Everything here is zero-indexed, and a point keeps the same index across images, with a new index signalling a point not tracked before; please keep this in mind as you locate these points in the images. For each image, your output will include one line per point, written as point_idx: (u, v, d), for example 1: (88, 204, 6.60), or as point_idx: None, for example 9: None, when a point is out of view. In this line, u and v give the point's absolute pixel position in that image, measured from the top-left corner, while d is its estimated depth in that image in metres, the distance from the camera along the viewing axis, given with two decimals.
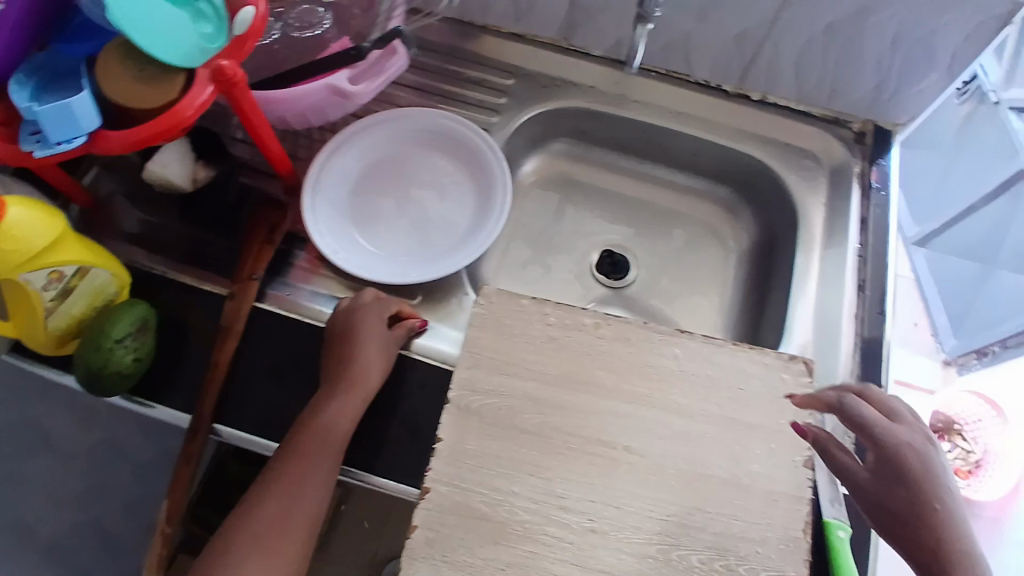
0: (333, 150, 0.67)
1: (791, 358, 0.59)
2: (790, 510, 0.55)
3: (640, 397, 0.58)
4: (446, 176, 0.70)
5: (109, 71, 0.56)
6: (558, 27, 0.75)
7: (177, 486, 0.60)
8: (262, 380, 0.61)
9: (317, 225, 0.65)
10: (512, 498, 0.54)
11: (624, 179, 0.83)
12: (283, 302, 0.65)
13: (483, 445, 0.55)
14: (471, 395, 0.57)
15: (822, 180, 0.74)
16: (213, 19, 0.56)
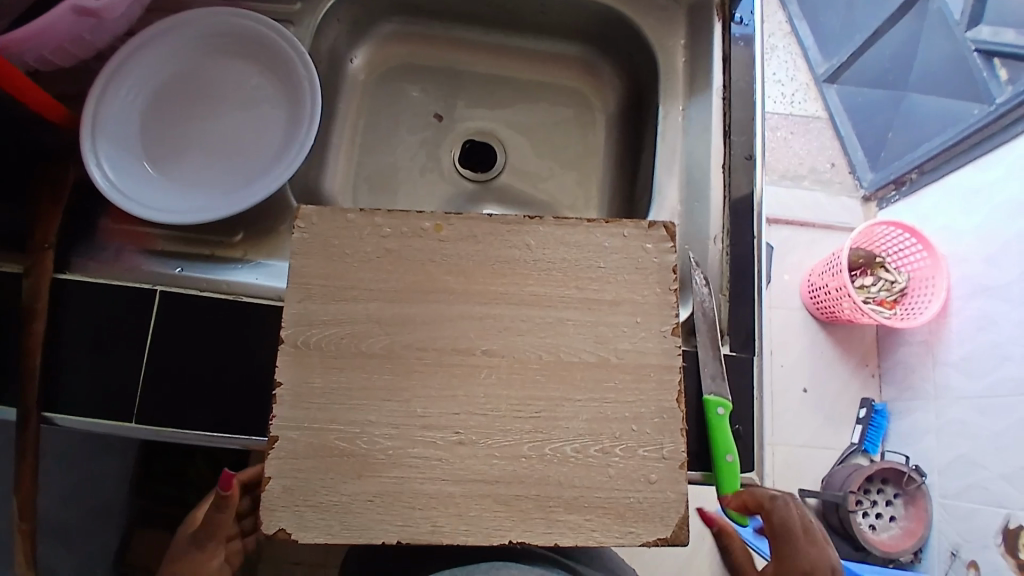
0: (109, 79, 0.58)
1: (651, 225, 0.53)
2: (661, 381, 0.51)
3: (493, 295, 0.51)
4: (252, 87, 0.62)
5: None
6: None
7: (24, 483, 0.55)
8: (80, 356, 0.54)
9: (104, 169, 0.56)
10: (368, 430, 0.48)
11: (472, 57, 0.75)
12: (88, 266, 0.57)
13: (331, 379, 0.49)
14: (309, 329, 0.50)
15: (680, 19, 0.67)
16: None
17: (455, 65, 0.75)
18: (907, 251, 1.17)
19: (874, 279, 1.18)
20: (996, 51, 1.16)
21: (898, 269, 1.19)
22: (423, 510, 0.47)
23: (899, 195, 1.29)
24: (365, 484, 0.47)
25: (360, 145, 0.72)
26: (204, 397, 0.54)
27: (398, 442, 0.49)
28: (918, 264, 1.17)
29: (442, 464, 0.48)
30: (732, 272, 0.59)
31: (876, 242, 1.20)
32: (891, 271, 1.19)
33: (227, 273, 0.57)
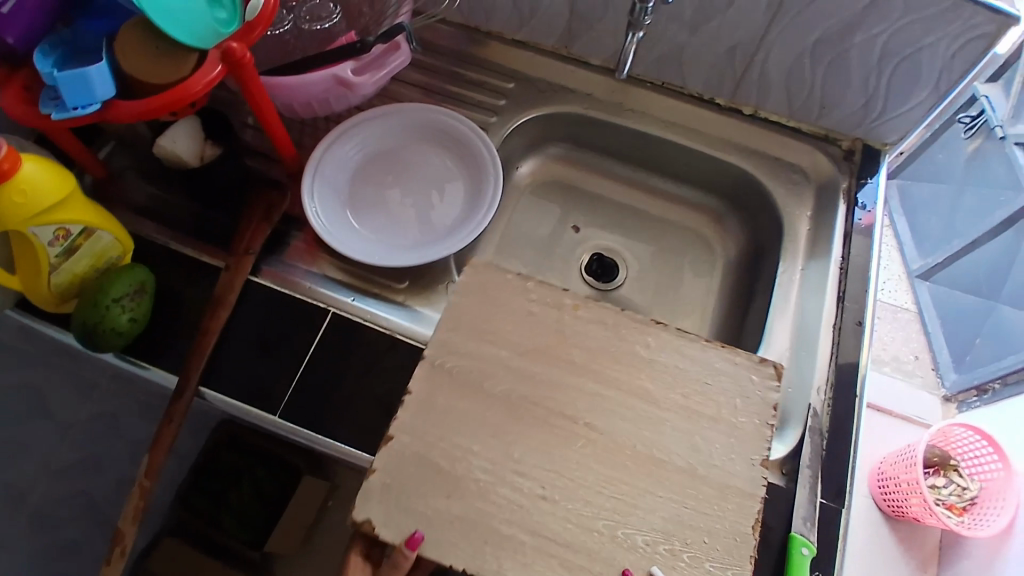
0: (339, 136, 0.72)
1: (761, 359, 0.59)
2: (739, 506, 0.54)
3: (623, 385, 0.57)
4: (443, 171, 0.75)
5: (124, 42, 0.58)
6: (559, 34, 0.78)
7: (159, 446, 0.59)
8: (247, 350, 0.63)
9: (313, 205, 0.68)
10: (470, 456, 0.54)
11: (616, 184, 0.86)
12: (276, 277, 0.67)
13: (447, 407, 0.55)
14: (447, 355, 0.57)
15: (809, 195, 0.76)
16: (228, 7, 0.61)
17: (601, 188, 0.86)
18: (981, 460, 1.13)
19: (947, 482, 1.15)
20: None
21: (972, 477, 1.15)
22: (491, 545, 0.51)
23: (981, 401, 1.30)
24: (451, 505, 0.52)
25: (507, 237, 0.83)
26: (336, 410, 0.60)
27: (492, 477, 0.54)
28: (991, 474, 1.12)
29: (520, 532, 0.52)
30: (830, 425, 0.63)
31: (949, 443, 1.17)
32: (964, 476, 1.15)
33: (384, 311, 0.66)
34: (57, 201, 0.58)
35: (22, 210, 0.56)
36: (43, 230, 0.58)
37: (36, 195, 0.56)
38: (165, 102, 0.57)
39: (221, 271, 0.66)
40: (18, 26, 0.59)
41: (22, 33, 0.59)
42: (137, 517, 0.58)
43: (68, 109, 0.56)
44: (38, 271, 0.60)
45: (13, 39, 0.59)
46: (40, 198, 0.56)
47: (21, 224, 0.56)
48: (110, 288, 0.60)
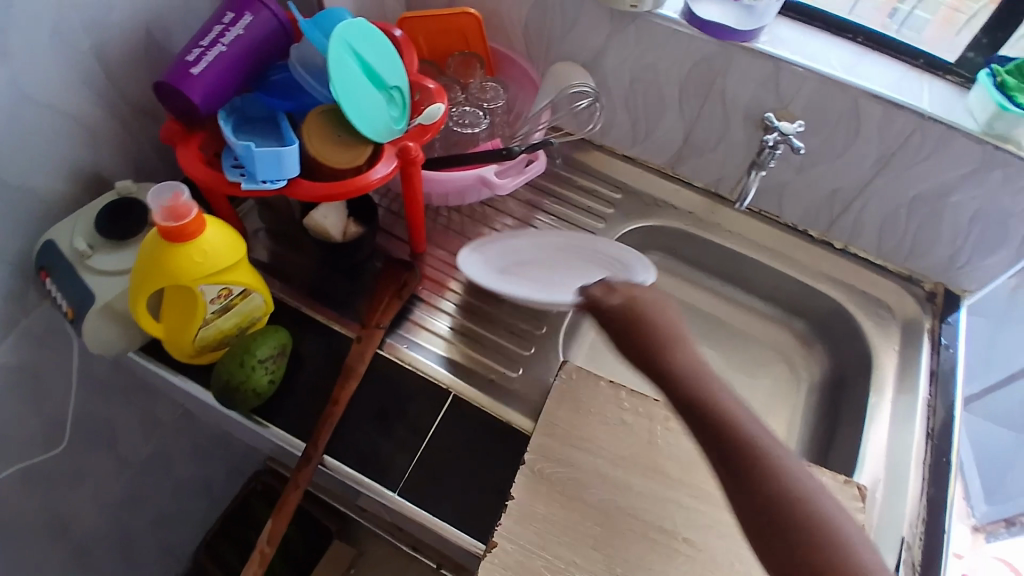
0: (480, 244, 0.77)
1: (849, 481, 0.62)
2: None
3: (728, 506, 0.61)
4: (580, 274, 0.77)
5: (310, 130, 0.64)
6: (669, 155, 0.86)
7: (284, 511, 0.62)
8: (369, 422, 0.65)
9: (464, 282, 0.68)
10: (572, 569, 0.57)
11: (702, 294, 0.91)
12: (397, 350, 0.71)
13: (550, 511, 0.59)
14: (545, 461, 0.62)
15: (896, 331, 0.80)
16: (399, 104, 0.67)
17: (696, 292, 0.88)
18: None
19: None
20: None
21: None
22: None
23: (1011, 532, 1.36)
24: None
25: (601, 336, 0.87)
26: (457, 493, 0.62)
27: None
28: None
29: None
30: (922, 560, 0.64)
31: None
32: None
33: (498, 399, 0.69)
34: (231, 264, 0.60)
35: (201, 270, 0.57)
36: (212, 288, 0.59)
37: (216, 256, 0.58)
38: (343, 190, 0.62)
39: (352, 341, 0.70)
40: (207, 88, 0.61)
41: (206, 94, 0.62)
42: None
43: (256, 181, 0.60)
44: (192, 322, 0.61)
45: (197, 98, 0.61)
46: (218, 260, 0.58)
47: (197, 281, 0.57)
48: (256, 351, 0.63)
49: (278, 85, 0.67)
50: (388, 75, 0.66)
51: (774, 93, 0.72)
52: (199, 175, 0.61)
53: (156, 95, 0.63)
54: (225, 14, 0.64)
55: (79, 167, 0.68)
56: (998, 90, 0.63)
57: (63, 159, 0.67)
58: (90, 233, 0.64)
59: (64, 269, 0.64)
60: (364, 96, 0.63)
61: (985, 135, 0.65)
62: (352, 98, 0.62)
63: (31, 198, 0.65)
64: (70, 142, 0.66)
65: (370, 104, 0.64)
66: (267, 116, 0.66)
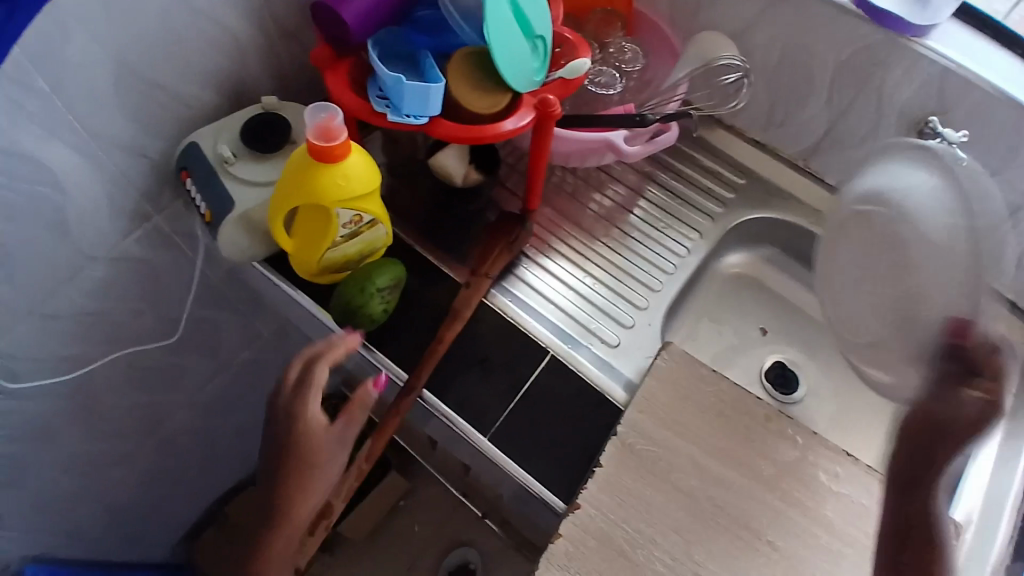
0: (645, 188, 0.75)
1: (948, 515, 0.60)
2: None
3: (820, 519, 0.59)
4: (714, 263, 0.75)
5: (455, 72, 0.63)
6: (803, 147, 0.81)
7: (382, 434, 0.64)
8: (469, 367, 0.67)
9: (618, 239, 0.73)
10: (650, 546, 0.57)
11: (810, 298, 0.86)
12: (499, 301, 0.71)
13: (636, 486, 0.59)
14: (637, 437, 0.61)
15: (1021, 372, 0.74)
16: (541, 55, 0.65)
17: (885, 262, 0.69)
18: None
19: None
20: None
21: None
22: None
23: None
24: None
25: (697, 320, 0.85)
26: (546, 450, 0.63)
27: (668, 571, 0.56)
28: None
29: None
30: None
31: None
32: None
33: (581, 359, 0.68)
34: (367, 192, 0.60)
35: (340, 194, 0.58)
36: (347, 212, 0.61)
37: (355, 182, 0.59)
38: (480, 134, 0.62)
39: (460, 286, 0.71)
40: (361, 13, 0.62)
41: (359, 21, 0.62)
42: (352, 492, 0.64)
43: (400, 114, 0.61)
44: (321, 243, 0.63)
45: (351, 24, 0.62)
46: (357, 186, 0.59)
47: (337, 203, 0.59)
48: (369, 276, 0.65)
49: (430, 22, 0.67)
50: (535, 21, 0.64)
51: (941, 96, 0.67)
52: (345, 99, 0.63)
53: (313, 17, 0.64)
54: None
55: (225, 80, 0.70)
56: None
57: (216, 71, 0.69)
58: (235, 141, 0.67)
59: (204, 173, 0.67)
60: (510, 42, 0.61)
61: None
62: (500, 41, 0.61)
63: (180, 103, 0.67)
64: (223, 54, 0.68)
65: (514, 49, 0.62)
66: (409, 54, 0.65)
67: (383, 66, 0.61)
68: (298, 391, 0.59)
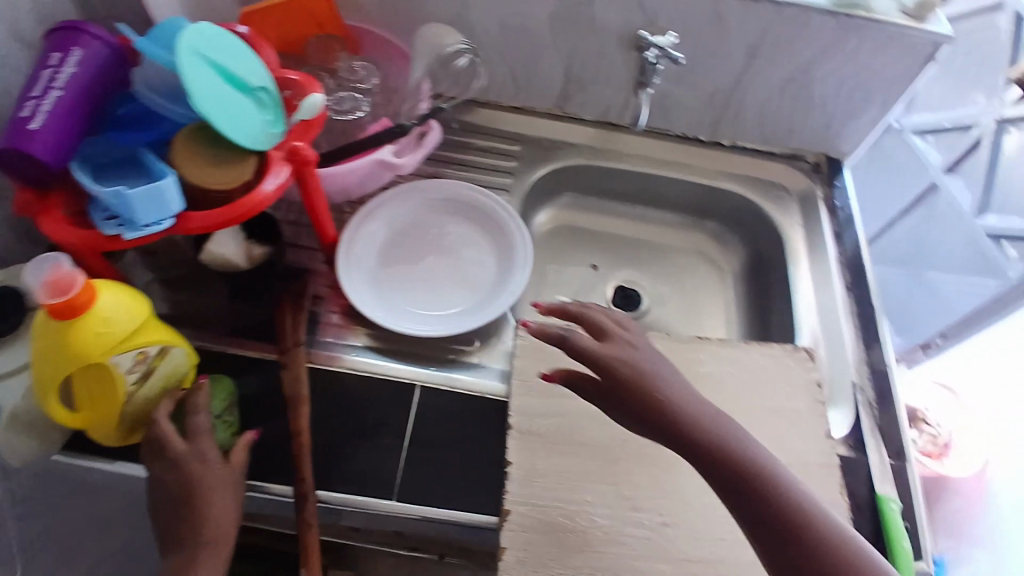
0: (362, 219, 0.74)
1: (794, 347, 0.69)
2: (824, 476, 0.62)
3: (707, 403, 0.65)
4: (453, 237, 0.77)
5: (183, 156, 0.58)
6: (554, 96, 0.87)
7: (311, 555, 0.58)
8: (347, 440, 0.62)
9: (360, 278, 0.72)
10: (588, 508, 0.58)
11: (621, 222, 0.94)
12: (342, 361, 0.68)
13: (549, 462, 0.60)
14: (530, 419, 0.62)
15: (795, 206, 0.87)
16: (270, 106, 0.62)
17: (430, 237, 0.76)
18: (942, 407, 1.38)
19: (921, 432, 1.33)
20: (1005, 235, 1.31)
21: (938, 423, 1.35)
22: None
23: (927, 355, 1.50)
24: (587, 558, 0.56)
25: (537, 285, 0.89)
26: (458, 475, 0.61)
27: (613, 521, 0.58)
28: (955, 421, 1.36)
29: (655, 559, 0.57)
30: (875, 394, 0.72)
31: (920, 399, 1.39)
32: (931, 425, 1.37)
33: (415, 368, 0.68)
34: (138, 324, 0.54)
35: (104, 341, 0.51)
36: (126, 357, 0.53)
37: (118, 320, 0.52)
38: (241, 210, 0.58)
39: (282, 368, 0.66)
40: (49, 141, 0.54)
41: (51, 148, 0.55)
42: None
43: (140, 227, 0.54)
44: (115, 400, 0.55)
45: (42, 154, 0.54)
46: (122, 323, 0.52)
47: (107, 352, 0.51)
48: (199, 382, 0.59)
49: (136, 116, 0.60)
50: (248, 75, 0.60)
51: (640, 12, 0.74)
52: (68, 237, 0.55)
53: None
54: (49, 56, 0.58)
55: None
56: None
57: None
58: None
59: None
60: (230, 105, 0.58)
61: (836, 6, 0.71)
62: (217, 110, 0.56)
63: None
64: None
65: (240, 111, 0.58)
66: (125, 154, 0.58)
67: (97, 186, 0.54)
68: (165, 457, 0.55)
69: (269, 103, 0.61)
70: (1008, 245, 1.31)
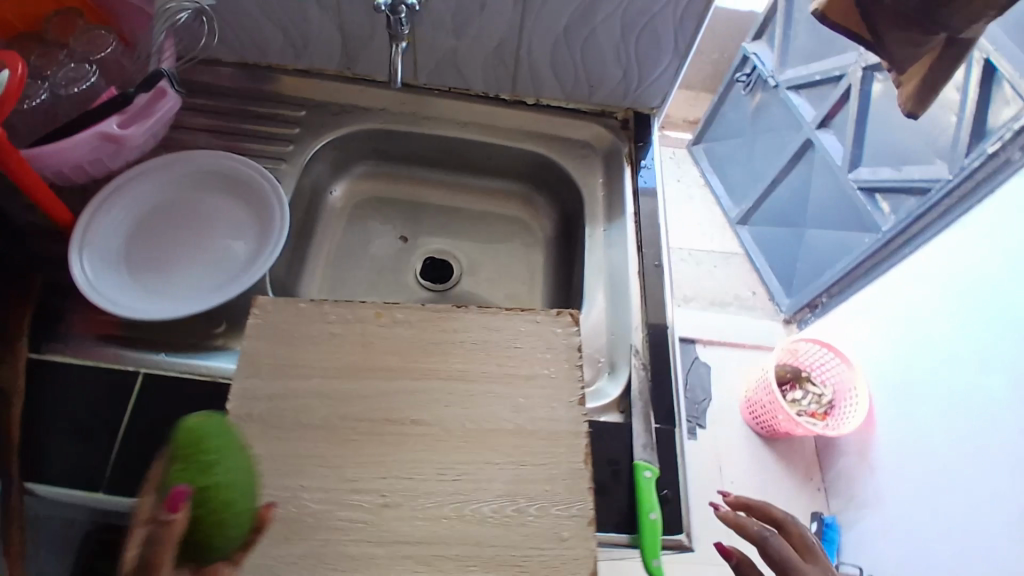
0: (103, 200, 0.69)
1: (558, 311, 0.65)
2: (572, 446, 0.58)
3: (452, 374, 0.61)
4: (216, 217, 0.73)
5: None
6: (339, 58, 0.80)
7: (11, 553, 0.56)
8: (60, 434, 0.58)
9: (94, 264, 0.65)
10: (301, 493, 0.54)
11: (431, 190, 0.89)
12: (74, 351, 0.63)
13: (264, 446, 0.55)
14: (253, 402, 0.57)
15: (599, 164, 0.84)
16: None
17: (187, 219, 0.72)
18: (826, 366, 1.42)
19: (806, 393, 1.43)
20: (876, 187, 1.35)
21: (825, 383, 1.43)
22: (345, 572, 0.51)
23: (814, 315, 1.58)
24: (290, 547, 0.52)
25: (332, 260, 0.84)
26: None
27: (327, 505, 0.54)
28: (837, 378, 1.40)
29: (368, 544, 0.52)
30: (650, 354, 0.69)
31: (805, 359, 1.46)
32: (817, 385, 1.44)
33: (145, 355, 0.64)
34: None
35: None
36: None
37: None
38: None
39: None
40: None
41: None
42: None
43: None
44: None
45: None
46: None
47: None
48: (218, 446, 0.40)
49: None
50: None
51: None
52: None
53: None
54: None
55: None
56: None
57: None
58: None
59: None
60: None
61: None
62: None
63: None
64: None
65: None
66: None
67: None
68: None
69: None
70: (882, 199, 1.35)
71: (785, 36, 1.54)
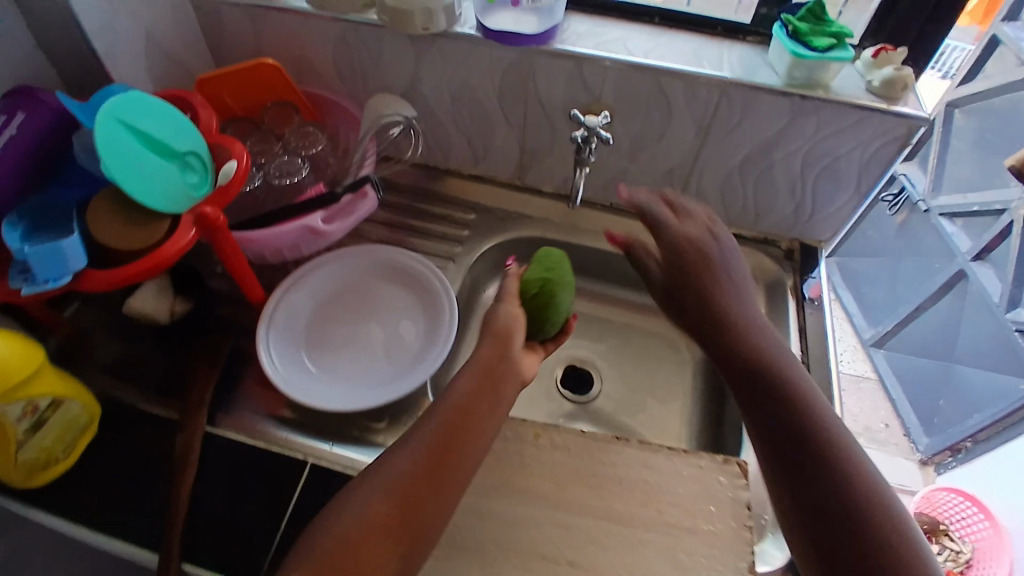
0: (290, 287, 0.74)
1: (726, 459, 0.62)
2: None
3: (612, 514, 0.58)
4: (386, 307, 0.76)
5: (99, 216, 0.58)
6: (513, 168, 0.85)
7: None
8: (219, 514, 0.59)
9: (278, 349, 0.69)
10: None
11: (581, 298, 0.90)
12: (244, 428, 0.66)
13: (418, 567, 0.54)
14: None
15: (761, 295, 0.81)
16: (198, 170, 0.63)
17: (360, 307, 0.76)
18: (968, 520, 1.30)
19: (942, 548, 1.29)
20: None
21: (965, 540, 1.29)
22: None
23: (957, 460, 1.45)
24: None
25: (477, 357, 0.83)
26: None
27: None
28: (980, 534, 1.28)
29: None
30: None
31: (937, 509, 1.34)
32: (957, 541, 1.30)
33: (312, 441, 0.65)
34: (30, 376, 0.55)
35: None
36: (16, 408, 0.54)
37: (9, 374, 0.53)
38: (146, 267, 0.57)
39: (177, 427, 0.64)
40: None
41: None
42: None
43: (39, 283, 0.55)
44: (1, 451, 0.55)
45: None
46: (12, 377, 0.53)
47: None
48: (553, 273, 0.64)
49: (74, 174, 0.64)
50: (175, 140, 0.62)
51: (584, 87, 0.72)
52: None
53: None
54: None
55: None
56: (791, 39, 0.65)
57: None
58: None
59: None
60: (150, 167, 0.59)
61: (790, 86, 0.67)
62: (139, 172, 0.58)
63: None
64: None
65: (158, 171, 0.59)
66: (60, 210, 0.60)
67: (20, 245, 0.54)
68: None
69: (196, 167, 0.63)
70: None
71: (940, 160, 1.47)
